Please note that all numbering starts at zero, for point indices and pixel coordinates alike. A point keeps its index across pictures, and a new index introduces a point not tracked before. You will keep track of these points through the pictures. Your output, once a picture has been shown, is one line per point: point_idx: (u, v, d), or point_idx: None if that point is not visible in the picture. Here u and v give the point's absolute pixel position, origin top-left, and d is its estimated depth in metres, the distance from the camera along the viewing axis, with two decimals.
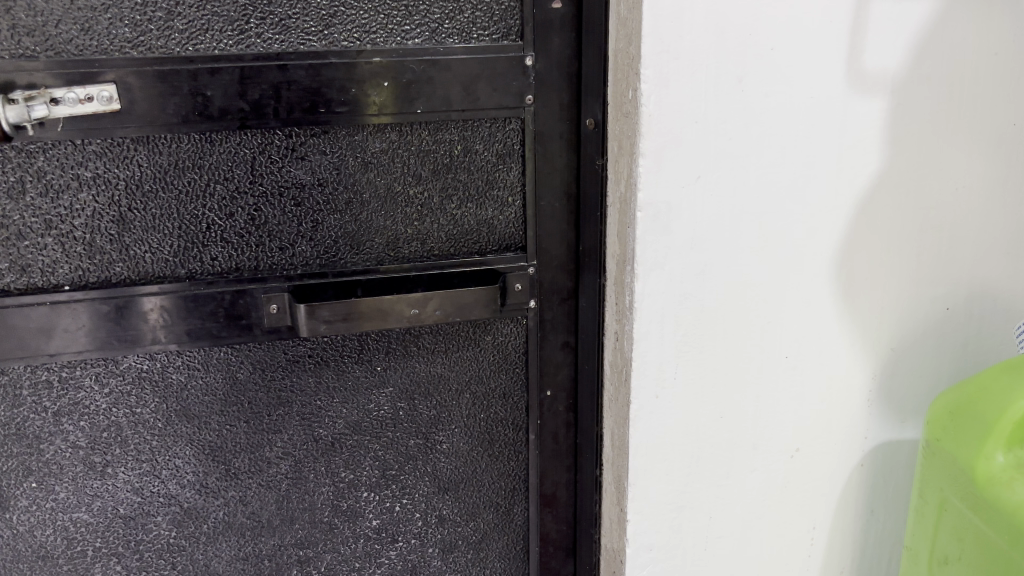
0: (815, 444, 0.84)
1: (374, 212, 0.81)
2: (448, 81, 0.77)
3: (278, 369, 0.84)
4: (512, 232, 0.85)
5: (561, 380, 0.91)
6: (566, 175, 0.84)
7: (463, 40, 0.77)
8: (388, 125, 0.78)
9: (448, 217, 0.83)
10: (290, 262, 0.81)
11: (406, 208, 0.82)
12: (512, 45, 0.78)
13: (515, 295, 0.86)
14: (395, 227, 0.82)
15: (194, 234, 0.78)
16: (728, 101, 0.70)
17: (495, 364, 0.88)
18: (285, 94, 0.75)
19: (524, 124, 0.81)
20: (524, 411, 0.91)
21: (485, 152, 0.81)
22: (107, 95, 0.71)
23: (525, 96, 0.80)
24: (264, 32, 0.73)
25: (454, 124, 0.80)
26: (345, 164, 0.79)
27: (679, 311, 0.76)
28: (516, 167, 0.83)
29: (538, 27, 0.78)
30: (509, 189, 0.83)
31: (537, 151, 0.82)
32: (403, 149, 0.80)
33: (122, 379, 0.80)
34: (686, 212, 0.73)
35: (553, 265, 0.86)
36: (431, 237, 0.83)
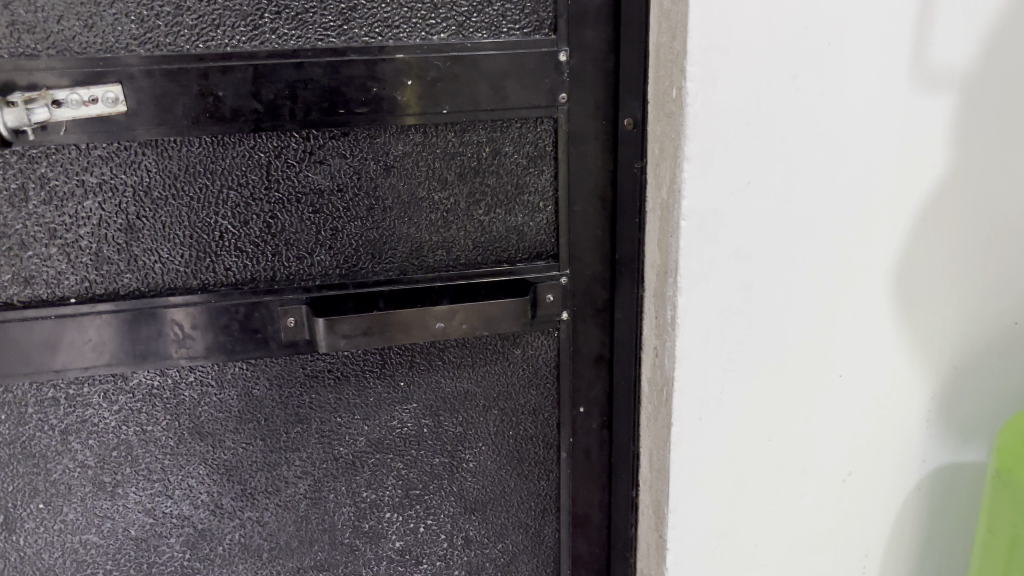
0: (869, 467, 0.78)
1: (397, 218, 0.76)
2: (475, 78, 0.72)
3: (295, 385, 0.79)
4: (544, 240, 0.80)
5: (596, 396, 0.85)
6: (602, 178, 0.78)
7: (492, 35, 0.72)
8: (413, 126, 0.73)
9: (475, 224, 0.78)
10: (309, 272, 0.76)
11: (431, 214, 0.77)
12: (543, 40, 0.72)
13: (548, 306, 0.80)
14: (420, 234, 0.77)
15: (207, 243, 0.73)
16: (782, 100, 0.64)
17: (525, 379, 0.83)
18: (301, 94, 0.69)
19: (557, 124, 0.75)
20: (556, 429, 0.86)
21: (515, 155, 0.76)
22: (112, 96, 0.66)
23: (558, 95, 0.74)
24: (279, 28, 0.68)
25: (482, 125, 0.75)
26: (366, 168, 0.74)
27: (724, 327, 0.70)
28: (548, 170, 0.77)
29: (572, 19, 0.72)
30: (540, 194, 0.78)
31: (571, 152, 0.76)
32: (429, 152, 0.75)
33: (132, 396, 0.76)
34: (733, 220, 0.67)
35: (588, 274, 0.81)
36: (457, 245, 0.78)
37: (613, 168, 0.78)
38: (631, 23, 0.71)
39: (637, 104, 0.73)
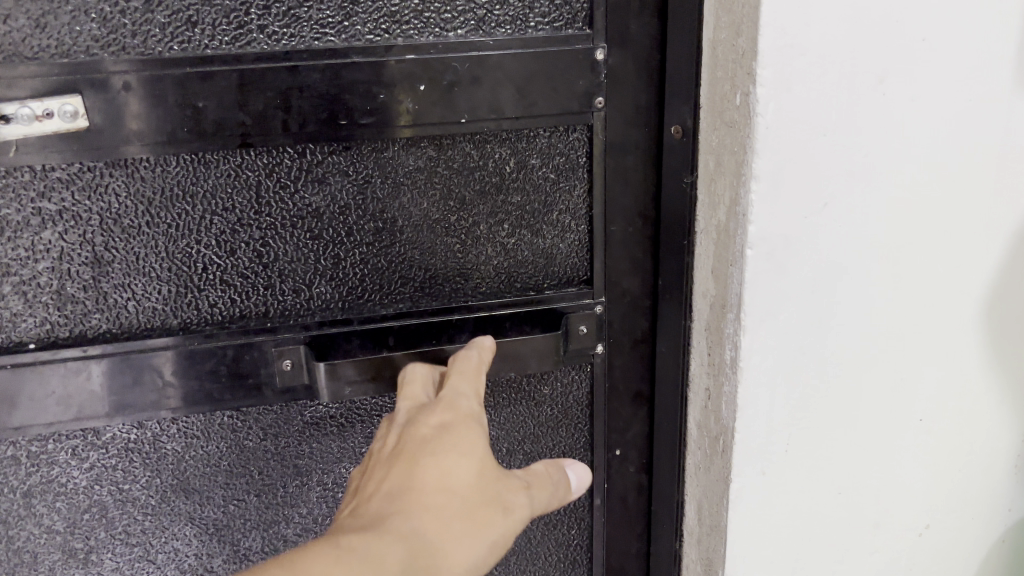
0: (947, 518, 0.68)
1: (409, 243, 0.67)
2: (498, 81, 0.61)
3: (293, 435, 0.69)
4: (576, 264, 0.70)
5: (634, 437, 0.75)
6: (644, 194, 0.68)
7: (517, 30, 0.62)
8: (420, 137, 0.63)
9: (497, 247, 0.68)
10: (307, 306, 0.66)
11: (448, 238, 0.67)
12: (577, 35, 0.62)
13: (581, 340, 0.70)
14: (434, 261, 0.68)
15: (188, 276, 0.63)
16: (867, 108, 0.54)
17: (552, 420, 0.74)
18: (296, 103, 0.59)
19: (592, 133, 0.65)
20: (588, 473, 0.76)
21: (542, 169, 0.67)
22: (71, 109, 0.56)
23: (594, 98, 0.64)
24: (268, 25, 0.58)
25: (505, 137, 0.65)
26: (372, 187, 0.64)
27: (793, 371, 0.59)
28: (579, 185, 0.68)
29: (610, 11, 0.62)
30: (570, 212, 0.68)
31: (608, 165, 0.66)
32: (442, 167, 0.65)
33: (105, 452, 0.66)
34: (808, 248, 0.56)
35: (626, 303, 0.71)
36: (476, 271, 0.69)
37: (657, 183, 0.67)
38: (680, 15, 0.60)
39: (687, 110, 0.62)
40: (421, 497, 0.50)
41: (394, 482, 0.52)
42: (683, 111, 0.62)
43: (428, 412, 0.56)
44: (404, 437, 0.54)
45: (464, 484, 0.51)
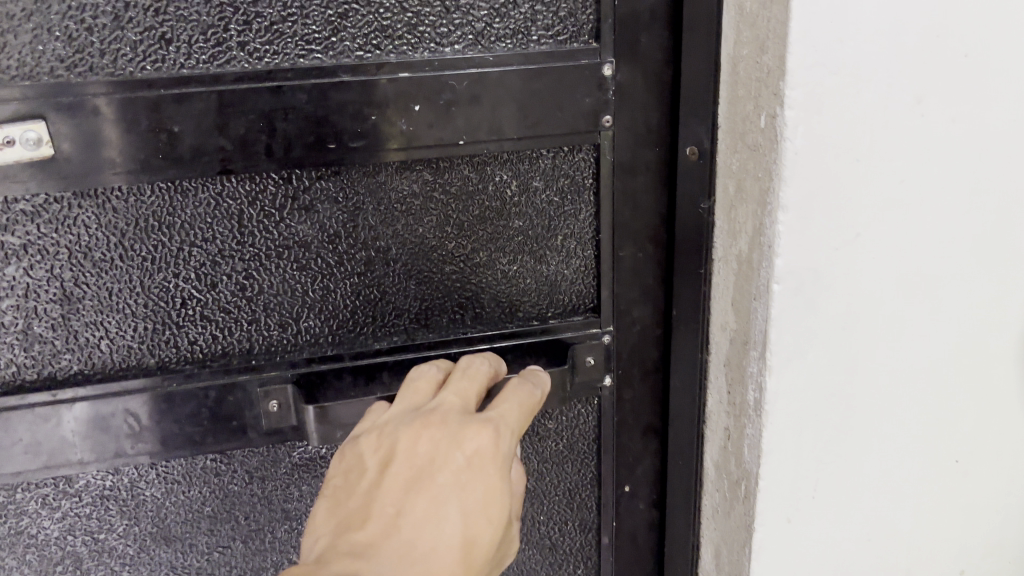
0: (982, 562, 0.65)
1: (405, 275, 0.62)
2: (499, 100, 0.57)
3: (281, 478, 0.65)
4: (582, 290, 0.66)
5: (644, 473, 0.71)
6: (654, 217, 0.63)
7: (519, 44, 0.57)
8: (415, 160, 0.59)
9: (497, 275, 0.64)
10: (294, 342, 0.62)
11: (445, 266, 0.63)
12: (583, 49, 0.58)
13: (588, 373, 0.66)
14: (430, 291, 0.63)
15: (166, 312, 0.59)
16: (904, 133, 0.49)
17: (557, 455, 0.69)
18: (280, 126, 0.54)
19: (599, 154, 0.61)
20: (595, 510, 0.72)
21: (545, 192, 0.62)
22: (34, 136, 0.51)
23: (601, 117, 0.59)
24: (249, 42, 0.54)
25: (505, 158, 0.60)
26: (363, 213, 0.60)
27: (823, 413, 0.55)
28: (584, 209, 0.63)
29: (620, 23, 0.57)
30: (575, 237, 0.64)
31: (616, 187, 0.62)
32: (438, 191, 0.60)
33: (78, 501, 0.61)
34: (838, 281, 0.51)
35: (636, 333, 0.66)
36: (476, 301, 0.64)
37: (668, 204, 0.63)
38: (695, 28, 0.56)
39: (702, 131, 0.57)
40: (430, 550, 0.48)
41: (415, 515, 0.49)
42: (699, 131, 0.58)
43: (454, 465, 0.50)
44: (447, 460, 0.50)
45: (478, 553, 0.49)
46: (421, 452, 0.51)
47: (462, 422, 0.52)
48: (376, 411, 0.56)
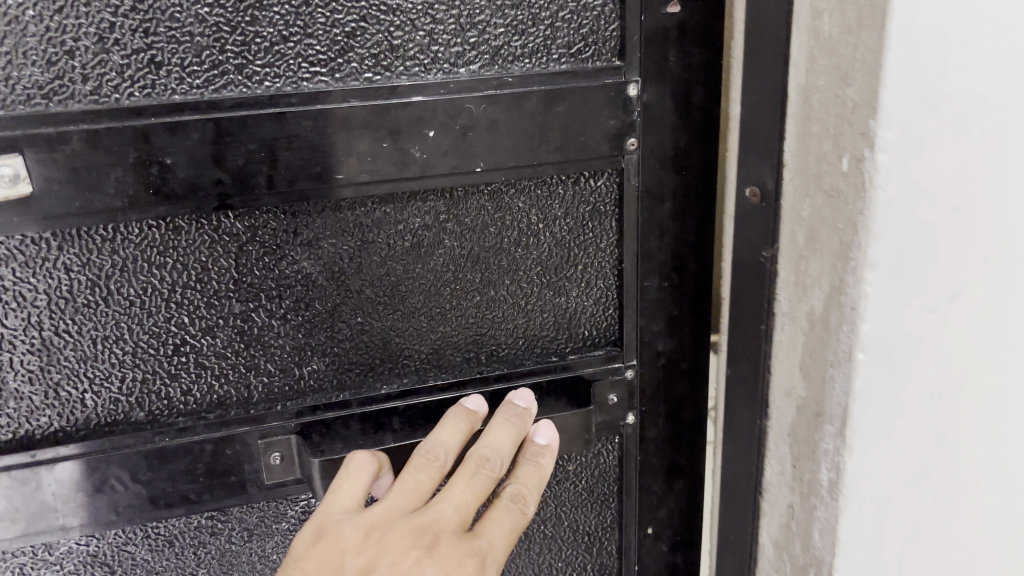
0: None
1: (421, 313, 0.58)
2: (519, 124, 0.53)
3: (282, 536, 0.59)
4: (604, 324, 0.61)
5: (671, 513, 0.67)
6: (681, 245, 0.59)
7: (539, 63, 0.53)
8: (427, 190, 0.54)
9: (514, 310, 0.59)
10: (297, 388, 0.57)
11: (460, 303, 0.58)
12: (607, 69, 0.54)
13: (610, 412, 0.62)
14: (444, 329, 0.58)
15: (156, 360, 0.54)
16: (1004, 177, 0.44)
17: (575, 499, 0.65)
18: (283, 156, 0.50)
19: (624, 180, 0.57)
20: (619, 555, 0.67)
21: (566, 221, 0.58)
22: (10, 172, 0.46)
23: (626, 141, 0.55)
24: (247, 65, 0.49)
25: (524, 186, 0.56)
26: (372, 248, 0.55)
27: (909, 489, 0.49)
28: (607, 238, 0.59)
29: (646, 42, 0.54)
30: (597, 268, 0.60)
31: (642, 214, 0.58)
32: (452, 222, 0.56)
33: (58, 570, 0.56)
34: (930, 344, 0.46)
35: (661, 368, 0.62)
36: (491, 339, 0.60)
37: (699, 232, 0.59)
38: (762, 52, 0.50)
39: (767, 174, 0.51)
40: None
41: None
42: (762, 168, 0.52)
43: None
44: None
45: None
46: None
47: (442, 563, 0.49)
48: (363, 476, 0.51)
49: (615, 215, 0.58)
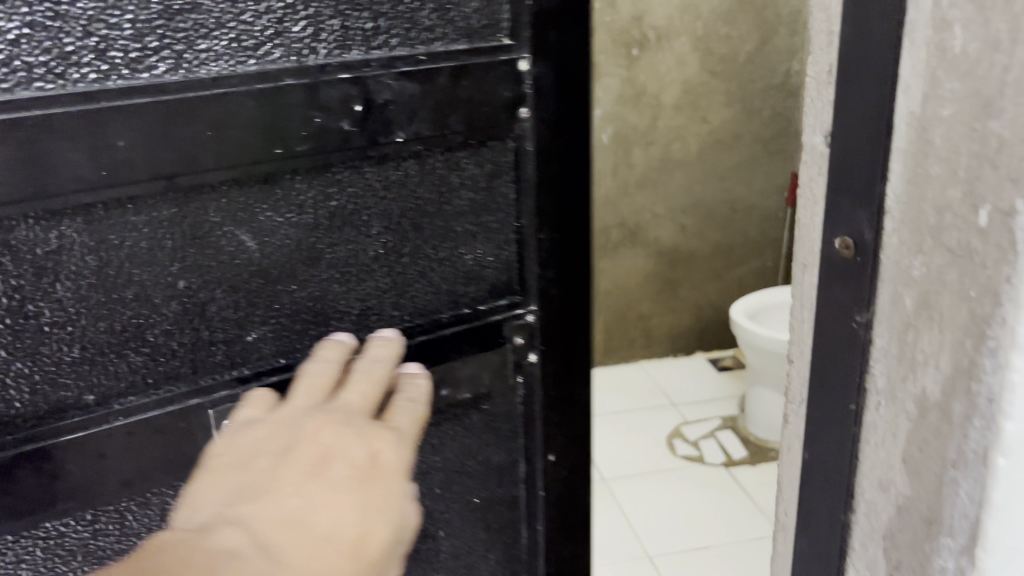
0: None
1: (341, 274, 0.61)
2: (433, 97, 0.58)
3: None
4: (505, 275, 0.67)
5: (562, 438, 0.73)
6: (571, 201, 0.66)
7: (447, 43, 0.58)
8: (350, 159, 0.58)
9: (429, 267, 0.64)
10: (238, 357, 0.59)
11: (383, 266, 0.62)
12: (502, 45, 0.60)
13: (510, 352, 0.68)
14: (370, 290, 0.62)
15: (105, 342, 0.54)
16: None
17: (485, 433, 0.70)
18: (229, 133, 0.53)
19: (524, 146, 0.63)
20: (523, 483, 0.73)
21: (473, 184, 0.63)
22: None
23: (521, 109, 0.62)
24: (187, 50, 0.51)
25: (437, 153, 0.61)
26: (307, 219, 0.58)
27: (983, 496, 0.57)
28: (500, 200, 0.65)
29: (536, 21, 0.61)
30: (491, 224, 0.65)
31: (539, 174, 0.64)
32: (375, 192, 0.60)
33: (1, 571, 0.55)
34: None
35: (553, 309, 0.68)
36: (410, 296, 0.64)
37: (574, 194, 0.66)
38: (864, 78, 0.54)
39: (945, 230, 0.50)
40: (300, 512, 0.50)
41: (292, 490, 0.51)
42: (859, 218, 0.57)
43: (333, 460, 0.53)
44: (344, 457, 0.53)
45: (371, 552, 0.51)
46: (321, 447, 0.53)
47: (361, 430, 0.55)
48: (266, 405, 0.58)
49: (511, 172, 0.64)
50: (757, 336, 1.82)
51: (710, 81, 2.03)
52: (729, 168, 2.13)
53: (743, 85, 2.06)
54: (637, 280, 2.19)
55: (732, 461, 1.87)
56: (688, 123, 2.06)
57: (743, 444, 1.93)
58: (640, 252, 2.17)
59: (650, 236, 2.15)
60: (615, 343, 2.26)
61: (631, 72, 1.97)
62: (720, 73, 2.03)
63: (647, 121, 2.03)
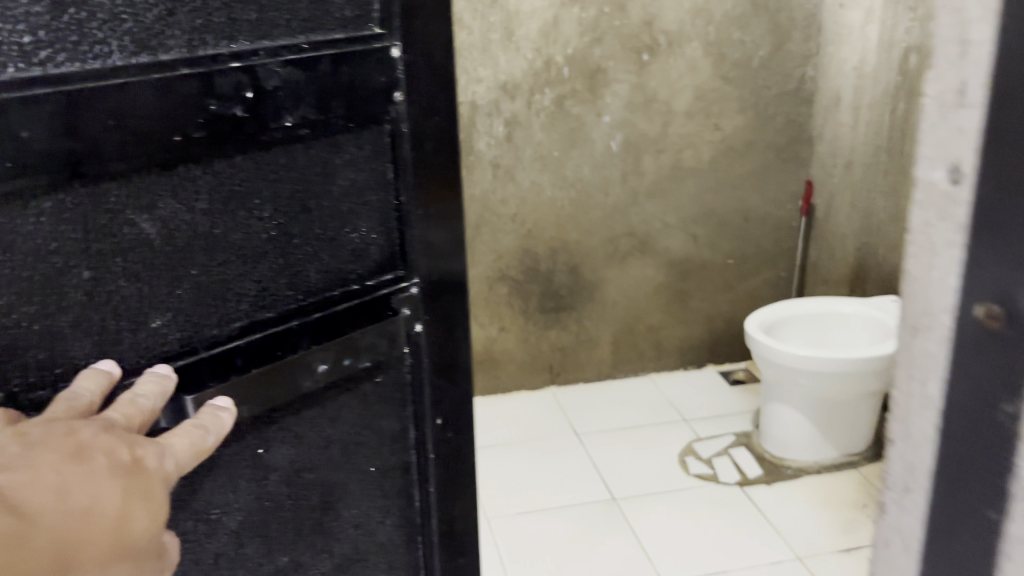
0: None
1: (235, 258, 0.58)
2: (315, 85, 0.57)
3: None
4: (388, 251, 0.68)
5: (451, 404, 0.76)
6: (444, 182, 0.69)
7: (321, 34, 0.58)
8: (252, 145, 0.56)
9: (320, 248, 0.64)
10: (146, 353, 0.55)
11: (275, 246, 0.61)
12: (373, 37, 0.60)
13: (402, 325, 0.69)
14: (264, 270, 0.61)
15: (7, 346, 0.48)
16: None
17: (380, 405, 0.71)
18: (129, 125, 0.48)
19: (398, 130, 0.64)
20: (414, 450, 0.75)
21: (358, 171, 0.65)
22: None
23: (394, 95, 0.63)
24: (75, 38, 0.47)
25: (317, 139, 0.60)
26: (208, 200, 0.56)
27: None
28: (379, 179, 0.66)
29: (406, 18, 0.62)
30: (371, 203, 0.66)
31: (414, 156, 0.66)
32: (271, 175, 0.59)
33: None
34: None
35: (434, 290, 0.71)
36: (303, 274, 0.63)
37: (444, 171, 0.69)
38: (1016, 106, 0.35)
39: (1019, 289, 0.35)
40: (74, 516, 0.43)
41: (73, 478, 0.44)
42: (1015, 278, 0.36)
43: (112, 459, 0.47)
44: (110, 452, 0.47)
45: (135, 538, 0.46)
46: (83, 441, 0.47)
47: (129, 438, 0.49)
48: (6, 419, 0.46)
49: (385, 162, 0.65)
50: (817, 360, 1.71)
51: (723, 88, 1.99)
52: (742, 177, 2.08)
53: (758, 92, 2.01)
54: (648, 290, 2.17)
55: (745, 479, 1.85)
56: (699, 130, 2.02)
57: (758, 463, 1.90)
58: (650, 263, 2.13)
59: (660, 246, 2.12)
60: (626, 355, 2.23)
61: (641, 78, 1.95)
62: (734, 79, 1.99)
63: (657, 130, 2.00)
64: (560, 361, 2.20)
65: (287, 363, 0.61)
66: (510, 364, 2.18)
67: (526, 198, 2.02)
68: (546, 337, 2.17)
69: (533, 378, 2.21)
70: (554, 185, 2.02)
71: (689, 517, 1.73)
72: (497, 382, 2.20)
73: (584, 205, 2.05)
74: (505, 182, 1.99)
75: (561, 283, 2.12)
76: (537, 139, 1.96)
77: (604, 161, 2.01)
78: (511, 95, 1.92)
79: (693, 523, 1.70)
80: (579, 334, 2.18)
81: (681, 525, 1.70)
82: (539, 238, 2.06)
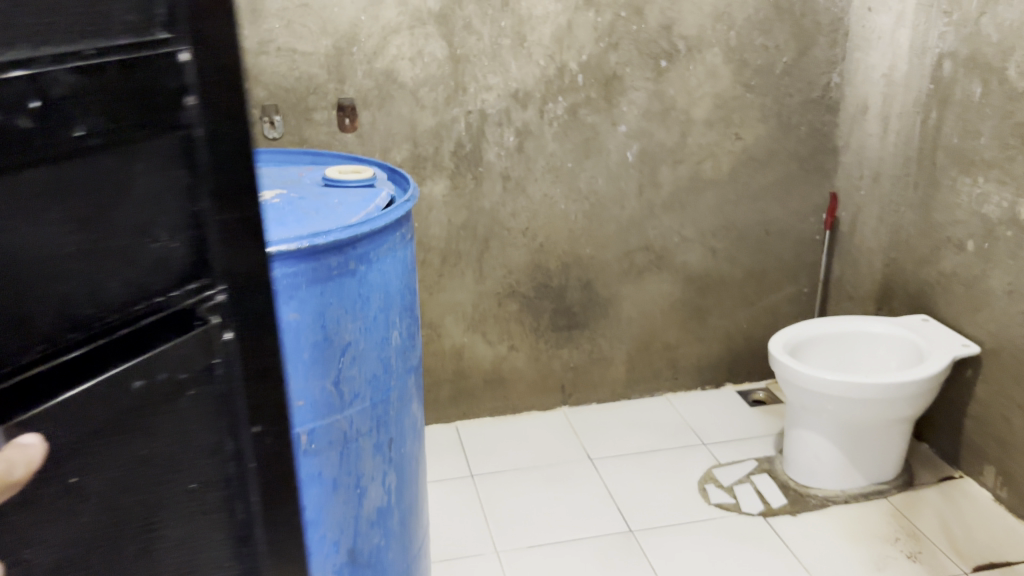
0: None
1: (37, 273, 0.51)
2: (104, 87, 0.52)
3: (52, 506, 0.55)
4: (184, 259, 0.60)
5: (271, 409, 0.69)
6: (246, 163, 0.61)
7: (127, 40, 0.53)
8: (82, 117, 0.51)
9: (124, 243, 0.56)
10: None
11: (87, 241, 0.54)
12: (156, 48, 0.55)
13: (213, 333, 0.63)
14: (109, 278, 0.55)
15: None
16: None
17: (182, 439, 0.63)
18: None
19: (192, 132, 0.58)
20: (235, 462, 0.67)
21: (154, 171, 0.57)
22: None
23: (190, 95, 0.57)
24: None
25: (116, 139, 0.54)
26: (28, 180, 0.50)
27: None
28: (172, 185, 0.58)
29: (193, 16, 0.56)
30: (163, 211, 0.58)
31: (210, 152, 0.59)
32: (99, 165, 0.53)
33: None
34: None
35: (241, 288, 0.64)
36: (133, 276, 0.57)
37: (254, 169, 0.62)
38: None
39: None
40: None
41: None
42: None
43: None
44: None
45: None
46: None
47: None
48: None
49: (183, 167, 0.58)
50: (846, 390, 1.63)
51: (744, 96, 1.93)
52: (763, 188, 2.03)
53: (780, 100, 1.96)
54: (664, 306, 2.09)
55: (769, 508, 1.75)
56: (719, 140, 1.96)
57: (781, 492, 1.80)
58: (666, 277, 2.06)
59: (678, 260, 2.05)
60: (641, 374, 2.15)
61: (659, 86, 1.88)
62: (756, 87, 1.93)
63: (675, 139, 1.94)
64: (572, 381, 2.12)
65: (111, 388, 0.56)
66: (520, 385, 2.09)
67: (539, 211, 1.93)
68: (558, 356, 2.08)
69: (544, 399, 2.12)
70: (568, 197, 1.93)
71: (717, 547, 1.63)
72: (506, 404, 2.10)
73: (599, 217, 1.97)
74: (516, 195, 1.90)
75: (574, 300, 2.03)
76: (550, 149, 1.88)
77: (619, 172, 1.94)
78: (523, 104, 1.83)
79: (726, 556, 1.60)
80: (592, 352, 2.10)
81: (705, 556, 1.60)
82: (552, 253, 1.98)
